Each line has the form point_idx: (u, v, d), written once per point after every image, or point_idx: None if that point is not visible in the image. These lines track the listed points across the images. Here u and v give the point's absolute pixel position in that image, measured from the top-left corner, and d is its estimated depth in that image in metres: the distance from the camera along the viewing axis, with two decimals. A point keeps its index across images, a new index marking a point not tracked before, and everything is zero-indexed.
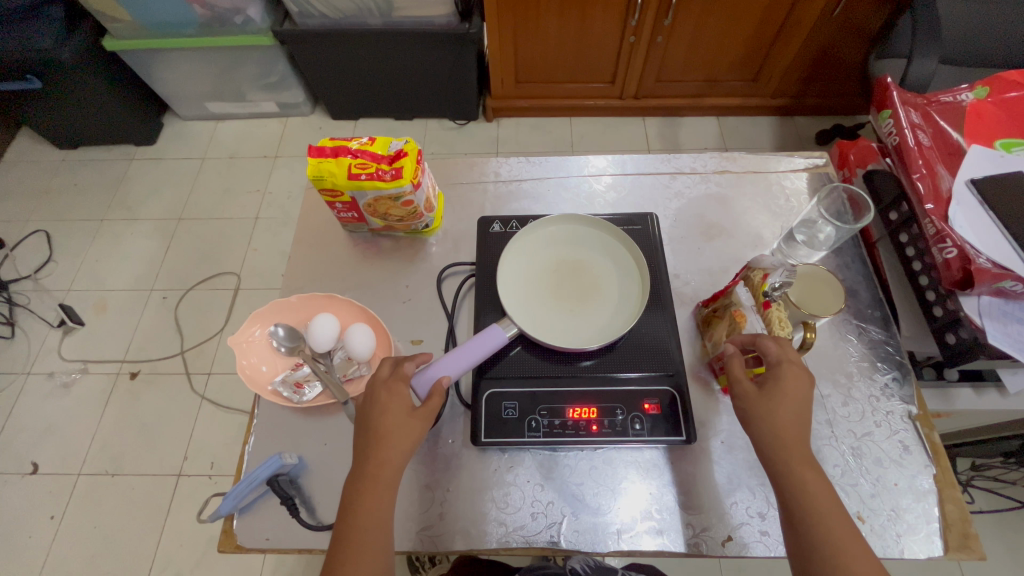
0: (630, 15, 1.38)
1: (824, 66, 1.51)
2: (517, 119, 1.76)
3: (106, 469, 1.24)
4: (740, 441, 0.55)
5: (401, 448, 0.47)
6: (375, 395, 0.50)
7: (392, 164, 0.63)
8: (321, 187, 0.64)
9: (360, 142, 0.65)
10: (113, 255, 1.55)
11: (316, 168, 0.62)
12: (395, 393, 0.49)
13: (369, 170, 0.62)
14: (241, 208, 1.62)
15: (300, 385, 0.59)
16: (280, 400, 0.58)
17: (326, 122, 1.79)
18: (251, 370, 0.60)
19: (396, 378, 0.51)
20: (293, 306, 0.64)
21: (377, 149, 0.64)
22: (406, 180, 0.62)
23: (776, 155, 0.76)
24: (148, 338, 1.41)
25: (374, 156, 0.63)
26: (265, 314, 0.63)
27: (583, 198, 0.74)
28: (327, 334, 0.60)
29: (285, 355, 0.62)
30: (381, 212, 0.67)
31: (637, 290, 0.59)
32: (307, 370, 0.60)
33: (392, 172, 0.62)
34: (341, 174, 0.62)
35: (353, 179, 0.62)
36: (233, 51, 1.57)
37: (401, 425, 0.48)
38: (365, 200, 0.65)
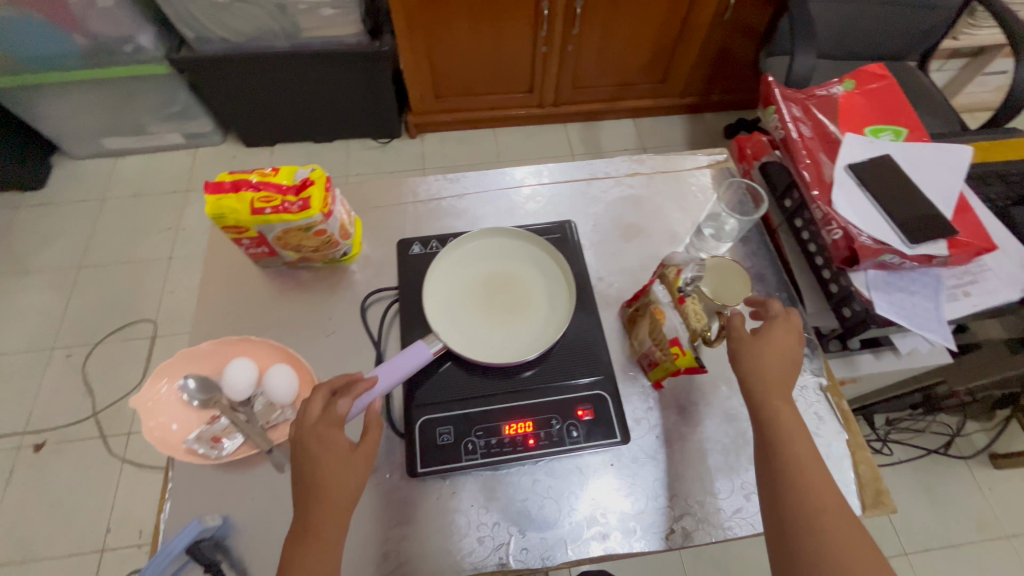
0: (539, 25, 1.42)
1: (723, 66, 1.62)
2: (440, 133, 1.75)
3: (13, 556, 1.10)
4: (676, 431, 0.57)
5: (338, 505, 0.44)
6: (307, 446, 0.45)
7: (299, 195, 0.60)
8: (222, 225, 0.60)
9: (261, 174, 0.62)
10: (3, 314, 1.39)
11: (214, 206, 0.58)
12: (329, 446, 0.45)
13: (274, 203, 0.59)
14: (151, 249, 1.50)
15: (218, 439, 0.55)
16: (196, 459, 0.54)
17: (239, 151, 1.69)
18: (161, 431, 0.55)
19: (327, 423, 0.47)
20: (205, 355, 0.59)
21: (282, 180, 0.61)
22: (315, 210, 0.60)
23: (682, 153, 0.80)
24: (53, 403, 1.27)
25: (279, 188, 0.60)
26: (171, 366, 0.58)
27: (504, 210, 0.74)
28: (245, 381, 0.56)
29: (197, 409, 0.57)
30: (293, 244, 0.64)
31: (565, 300, 0.59)
32: (224, 422, 0.56)
33: (299, 203, 0.60)
34: (244, 210, 0.59)
35: (257, 214, 0.59)
36: (126, 82, 1.46)
37: (340, 483, 0.45)
38: (274, 234, 0.62)
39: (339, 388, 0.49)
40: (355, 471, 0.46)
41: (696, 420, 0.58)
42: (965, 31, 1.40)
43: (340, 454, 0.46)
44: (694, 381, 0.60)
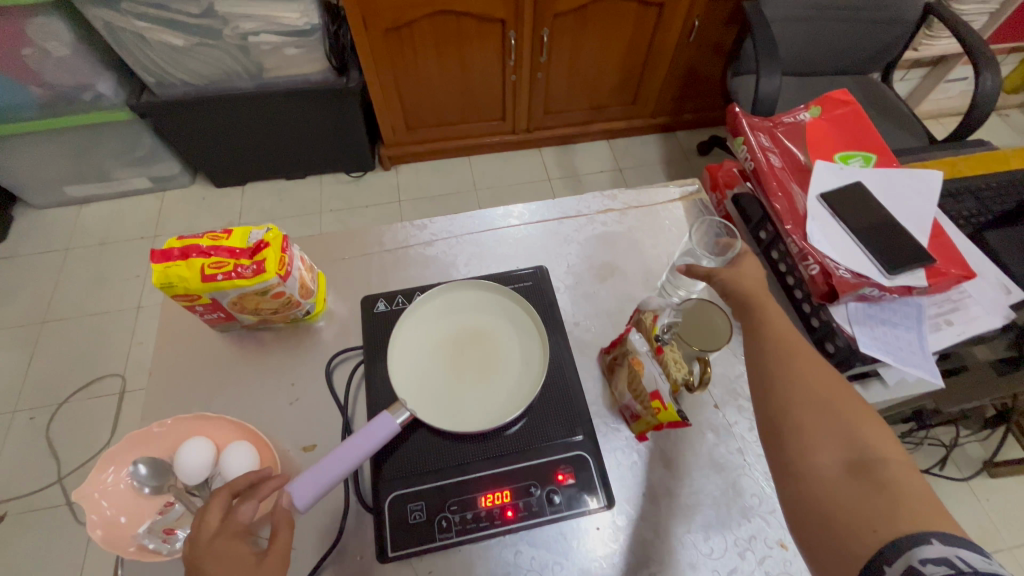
0: (507, 54, 1.42)
1: (692, 85, 1.63)
2: (415, 164, 1.73)
3: None
4: (664, 488, 0.54)
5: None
6: (200, 567, 0.38)
7: (253, 257, 0.57)
8: (172, 294, 0.56)
9: (212, 237, 0.58)
10: None
11: (161, 274, 0.55)
12: (232, 558, 0.39)
13: (226, 268, 0.56)
14: (118, 299, 1.45)
15: (172, 531, 0.51)
16: (146, 557, 0.49)
17: (209, 192, 1.66)
18: (108, 526, 0.51)
19: (227, 534, 0.40)
20: (156, 437, 0.55)
21: (235, 242, 0.58)
22: (271, 273, 0.57)
23: (653, 186, 0.78)
24: (13, 470, 1.20)
25: (232, 251, 0.57)
26: (116, 453, 0.53)
27: (474, 256, 0.71)
28: (200, 463, 0.53)
29: (150, 497, 0.53)
30: (250, 308, 0.60)
31: (539, 354, 0.56)
32: (178, 510, 0.52)
33: (254, 266, 0.57)
34: (194, 278, 0.55)
35: (208, 281, 0.56)
36: (86, 130, 1.43)
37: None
38: (228, 299, 0.58)
39: (240, 490, 0.44)
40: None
41: (682, 474, 0.55)
42: (923, 42, 1.43)
43: (245, 568, 0.39)
44: (677, 432, 0.57)
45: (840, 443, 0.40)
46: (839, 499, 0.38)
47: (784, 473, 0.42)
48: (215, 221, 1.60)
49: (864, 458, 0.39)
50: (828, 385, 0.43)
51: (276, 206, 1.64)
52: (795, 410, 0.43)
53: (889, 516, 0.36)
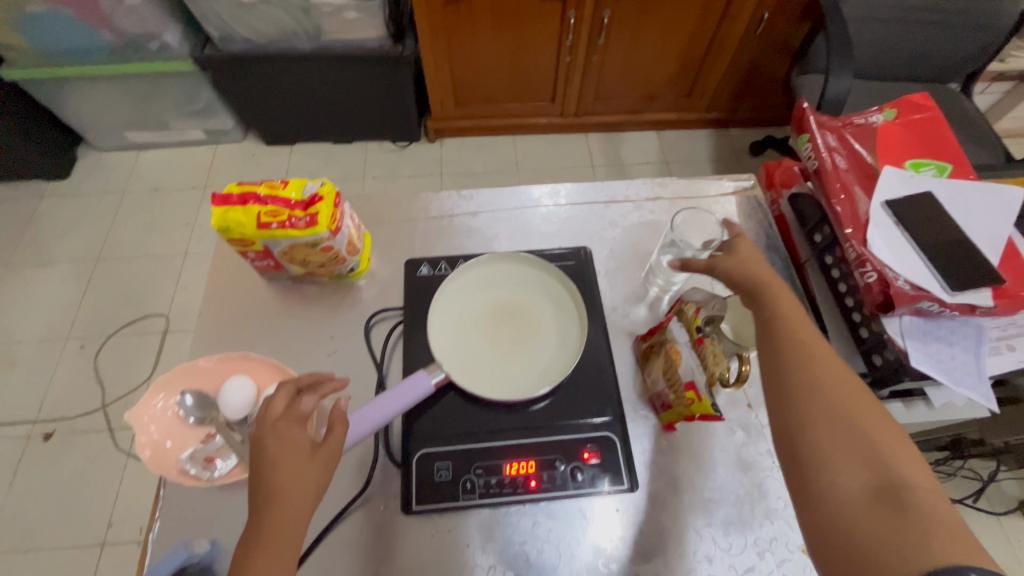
0: (564, 34, 1.39)
1: (752, 80, 1.57)
2: (460, 139, 1.73)
3: (16, 545, 1.11)
4: (688, 481, 0.54)
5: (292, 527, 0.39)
6: (263, 443, 0.42)
7: (307, 210, 0.59)
8: (228, 238, 0.59)
9: (270, 186, 0.60)
10: (21, 303, 1.41)
11: (220, 218, 0.57)
12: (289, 443, 0.42)
13: (281, 218, 0.58)
14: (167, 244, 1.51)
15: (213, 460, 0.54)
16: (188, 480, 0.53)
17: (259, 149, 1.70)
18: (156, 447, 0.54)
19: (288, 419, 0.44)
20: (203, 372, 0.58)
21: (291, 193, 0.60)
22: (323, 227, 0.58)
23: (706, 178, 0.76)
24: (63, 393, 1.28)
25: (287, 202, 0.59)
26: (170, 381, 0.57)
27: (518, 231, 0.71)
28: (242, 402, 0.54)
29: (193, 427, 0.56)
30: (299, 259, 0.62)
31: (576, 333, 0.56)
32: (218, 442, 0.55)
33: (307, 219, 0.58)
34: (250, 224, 0.57)
35: (263, 228, 0.57)
36: (150, 79, 1.48)
37: (299, 487, 0.41)
38: (279, 248, 0.60)
39: (304, 386, 0.48)
40: (312, 480, 0.42)
41: (707, 469, 0.55)
42: (1012, 53, 1.33)
43: (300, 453, 0.42)
44: (705, 426, 0.57)
45: (862, 461, 0.37)
46: (859, 523, 0.35)
47: (801, 493, 0.39)
48: (262, 178, 1.65)
49: (887, 482, 0.36)
50: (846, 397, 0.40)
51: (321, 168, 1.67)
52: (812, 423, 0.40)
53: (914, 545, 0.32)
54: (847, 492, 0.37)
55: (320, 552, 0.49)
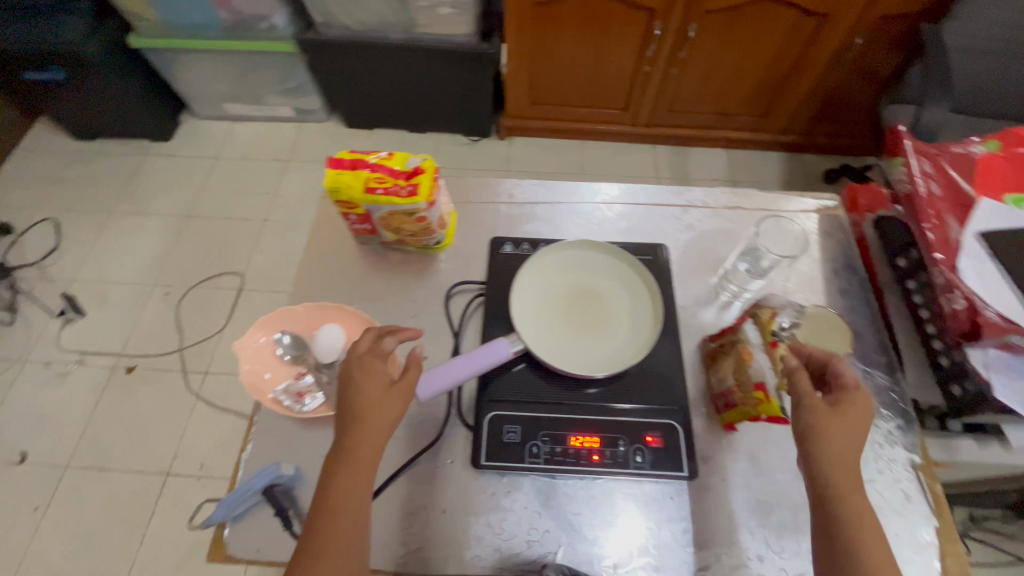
0: (647, 44, 1.41)
1: (833, 107, 1.54)
2: (529, 138, 1.77)
3: (92, 463, 1.23)
4: (745, 482, 0.55)
5: (370, 447, 0.45)
6: (351, 372, 0.48)
7: (409, 180, 0.64)
8: (335, 199, 0.64)
9: (378, 156, 0.66)
10: (119, 248, 1.55)
11: (333, 180, 0.63)
12: (369, 374, 0.48)
13: (386, 185, 0.63)
14: (249, 209, 1.63)
15: (303, 396, 0.60)
16: (281, 409, 0.59)
17: (340, 130, 1.80)
18: (256, 378, 0.60)
19: (371, 355, 0.50)
20: (300, 316, 0.64)
21: (395, 164, 0.65)
22: (423, 197, 0.63)
23: (786, 194, 0.76)
24: (146, 332, 1.40)
25: (392, 172, 0.65)
26: (271, 321, 0.64)
27: (595, 225, 0.74)
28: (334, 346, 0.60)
29: (288, 364, 0.62)
30: (393, 226, 0.67)
31: (648, 324, 0.58)
32: (309, 380, 0.61)
33: (409, 188, 0.63)
34: (358, 188, 0.63)
35: (369, 193, 0.63)
36: (254, 57, 1.60)
37: (374, 415, 0.46)
38: (379, 214, 0.65)
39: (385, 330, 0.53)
40: (386, 411, 0.47)
41: (765, 473, 0.55)
42: None
43: (377, 386, 0.47)
44: (766, 431, 0.57)
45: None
46: None
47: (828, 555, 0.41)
48: None
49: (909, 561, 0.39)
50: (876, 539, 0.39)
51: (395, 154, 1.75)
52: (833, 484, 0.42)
53: None
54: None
55: (390, 490, 0.53)
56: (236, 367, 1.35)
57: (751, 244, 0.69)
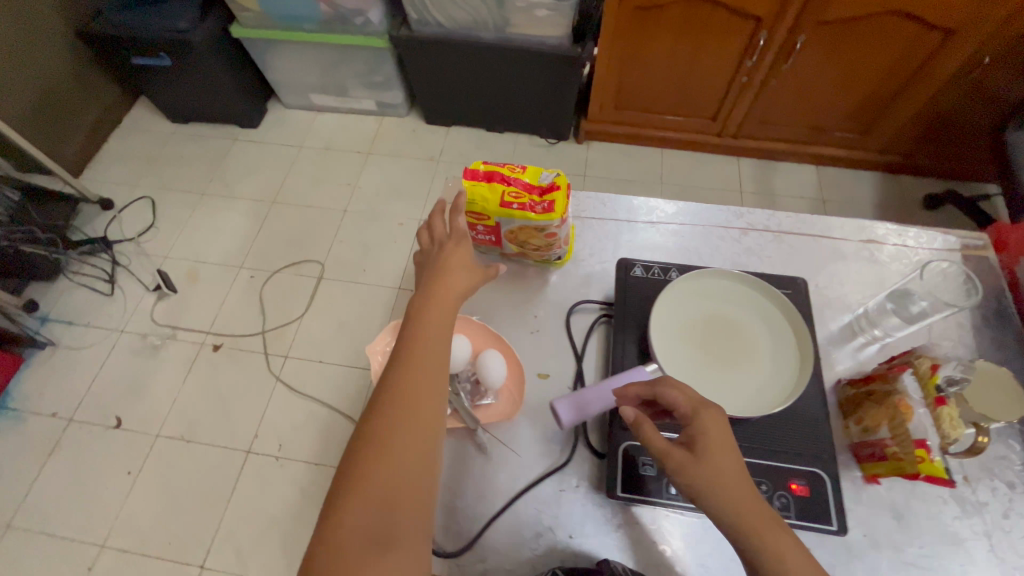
0: (748, 53, 1.35)
1: (944, 127, 1.44)
2: (607, 143, 1.74)
3: (182, 434, 1.30)
4: (886, 542, 0.52)
5: (438, 336, 0.51)
6: (437, 253, 0.57)
7: (543, 197, 0.64)
8: (468, 210, 0.64)
9: (514, 169, 0.66)
10: (209, 228, 1.63)
11: (469, 191, 0.63)
12: (444, 275, 0.55)
13: (522, 200, 0.63)
14: (330, 199, 1.67)
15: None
16: None
17: (419, 126, 1.83)
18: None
19: (455, 239, 0.58)
20: None
21: (530, 179, 0.65)
22: (557, 214, 0.62)
23: (926, 232, 0.73)
24: (232, 312, 1.47)
25: (527, 187, 0.64)
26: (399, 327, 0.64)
27: (722, 249, 0.72)
28: (462, 358, 0.61)
29: None
30: (520, 240, 0.67)
31: (793, 364, 0.55)
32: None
33: (543, 204, 0.63)
34: (494, 201, 0.63)
35: (504, 207, 0.63)
36: (345, 51, 1.63)
37: (444, 306, 0.53)
38: (509, 227, 0.65)
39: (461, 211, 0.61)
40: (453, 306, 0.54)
41: (909, 535, 0.52)
42: None
43: (448, 285, 0.54)
44: (908, 490, 0.54)
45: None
46: None
47: None
48: (418, 153, 1.77)
49: None
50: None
51: (472, 152, 1.76)
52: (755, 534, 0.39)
53: None
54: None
55: (518, 507, 0.55)
56: (315, 353, 1.40)
57: (903, 286, 0.63)
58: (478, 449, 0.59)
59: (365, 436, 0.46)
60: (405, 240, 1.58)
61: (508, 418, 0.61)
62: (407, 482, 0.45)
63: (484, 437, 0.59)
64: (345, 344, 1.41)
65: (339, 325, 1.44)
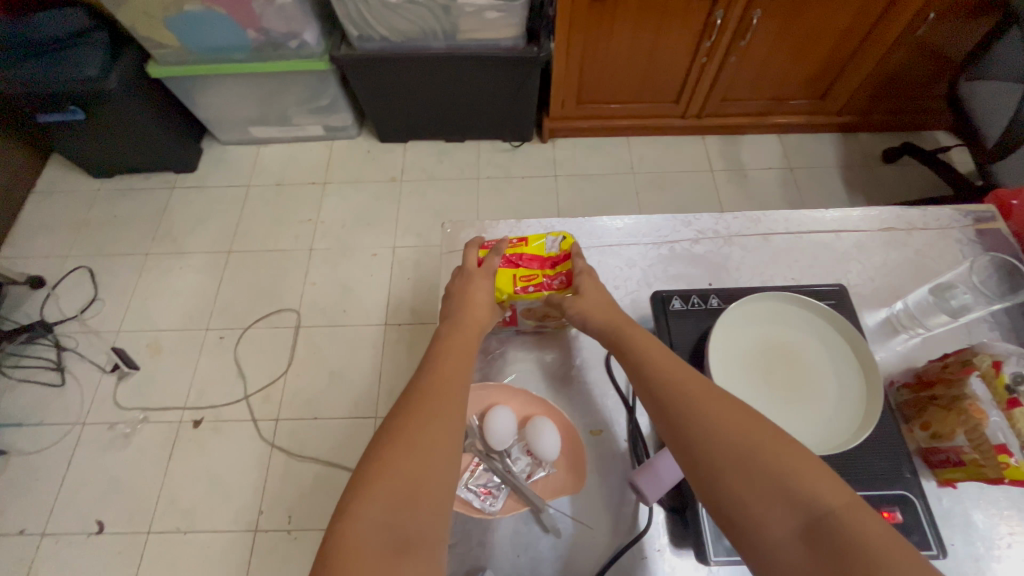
0: (706, 34, 1.33)
1: (896, 83, 1.48)
2: (573, 139, 1.70)
3: (177, 526, 1.18)
4: (977, 549, 0.51)
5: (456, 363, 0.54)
6: (463, 284, 0.60)
7: (556, 269, 0.61)
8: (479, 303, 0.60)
9: (514, 244, 0.63)
10: (162, 291, 1.48)
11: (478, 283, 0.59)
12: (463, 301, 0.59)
13: (537, 280, 0.60)
14: (292, 239, 1.55)
15: (486, 490, 0.56)
16: (471, 509, 0.55)
17: (374, 146, 1.72)
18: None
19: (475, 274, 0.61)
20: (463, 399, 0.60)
21: (535, 251, 0.62)
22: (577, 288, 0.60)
23: (937, 211, 0.72)
24: (208, 380, 1.35)
25: (537, 262, 0.61)
26: None
27: (749, 260, 0.69)
28: (509, 432, 0.58)
29: (461, 453, 0.58)
30: (537, 315, 0.64)
31: (858, 382, 0.54)
32: (488, 472, 0.57)
33: (559, 279, 0.61)
34: (507, 287, 0.60)
35: (522, 291, 0.60)
36: (281, 77, 1.50)
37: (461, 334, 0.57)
38: (525, 307, 0.62)
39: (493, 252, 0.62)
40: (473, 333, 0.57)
41: (997, 536, 0.51)
42: None
43: (466, 305, 0.58)
44: (985, 487, 0.53)
45: (773, 490, 0.41)
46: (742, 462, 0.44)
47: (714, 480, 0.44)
48: (379, 175, 1.66)
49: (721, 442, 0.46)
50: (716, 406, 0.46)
51: (436, 167, 1.67)
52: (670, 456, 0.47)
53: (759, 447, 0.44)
54: (757, 514, 0.41)
55: None
56: (308, 410, 1.30)
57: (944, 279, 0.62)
58: (547, 530, 0.55)
59: (373, 469, 0.45)
60: (382, 271, 1.49)
61: (572, 489, 0.57)
62: (415, 508, 0.44)
63: (551, 515, 0.55)
64: (340, 395, 1.32)
65: (329, 375, 1.35)
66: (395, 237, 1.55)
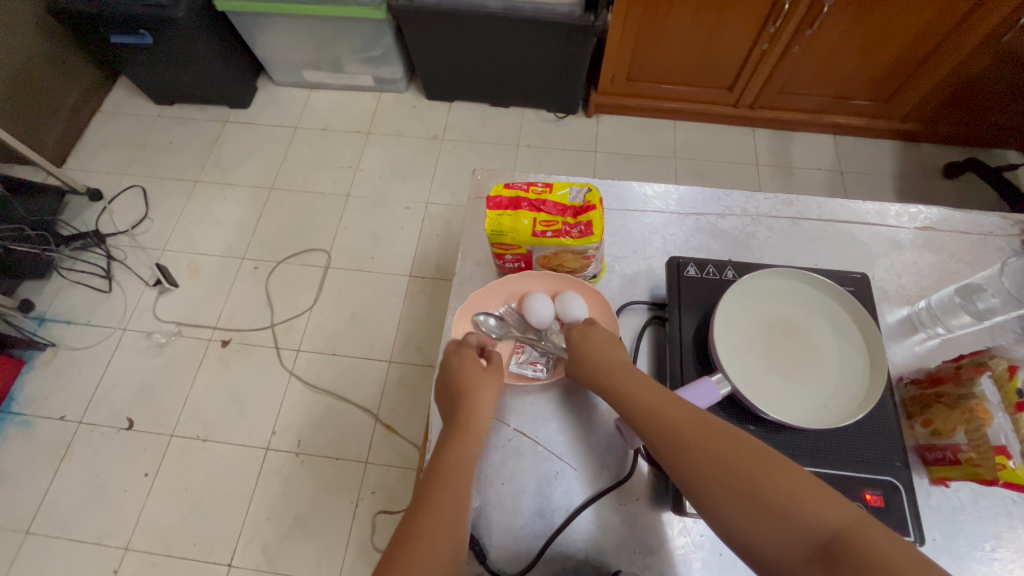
0: (771, 19, 1.27)
1: (970, 93, 1.39)
2: (618, 116, 1.68)
3: (197, 434, 1.27)
4: (958, 548, 0.50)
5: (448, 493, 0.45)
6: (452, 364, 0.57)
7: (578, 218, 0.58)
8: (495, 242, 0.59)
9: (536, 190, 0.60)
10: (207, 218, 1.56)
11: (495, 224, 0.58)
12: (462, 435, 0.51)
13: (556, 226, 0.58)
14: (332, 183, 1.60)
15: (536, 362, 0.61)
16: (528, 380, 0.61)
17: (420, 102, 1.74)
18: None
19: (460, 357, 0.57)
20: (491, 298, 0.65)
21: (558, 198, 0.60)
22: (596, 237, 0.57)
23: (982, 217, 0.70)
24: (239, 306, 1.42)
25: (558, 208, 0.59)
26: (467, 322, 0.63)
27: (774, 242, 0.68)
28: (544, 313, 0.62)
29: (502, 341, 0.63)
30: (553, 263, 0.63)
31: (863, 363, 0.54)
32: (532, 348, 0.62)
33: (579, 227, 0.58)
34: (523, 232, 0.58)
35: (538, 236, 0.57)
36: (339, 24, 1.52)
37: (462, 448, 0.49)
38: (542, 253, 0.61)
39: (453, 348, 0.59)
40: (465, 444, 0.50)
41: (982, 538, 0.51)
42: None
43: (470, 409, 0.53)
44: (978, 491, 0.53)
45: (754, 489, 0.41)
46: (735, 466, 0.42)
47: (705, 475, 0.43)
48: (420, 131, 1.69)
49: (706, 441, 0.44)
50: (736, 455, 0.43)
51: (478, 129, 1.69)
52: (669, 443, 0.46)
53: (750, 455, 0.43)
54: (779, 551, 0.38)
55: (577, 524, 0.54)
56: (328, 346, 1.36)
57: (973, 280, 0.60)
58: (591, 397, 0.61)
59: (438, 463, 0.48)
60: (414, 225, 1.53)
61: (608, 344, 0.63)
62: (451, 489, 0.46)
63: None
64: (358, 337, 1.38)
65: (351, 316, 1.40)
66: (429, 193, 1.58)
